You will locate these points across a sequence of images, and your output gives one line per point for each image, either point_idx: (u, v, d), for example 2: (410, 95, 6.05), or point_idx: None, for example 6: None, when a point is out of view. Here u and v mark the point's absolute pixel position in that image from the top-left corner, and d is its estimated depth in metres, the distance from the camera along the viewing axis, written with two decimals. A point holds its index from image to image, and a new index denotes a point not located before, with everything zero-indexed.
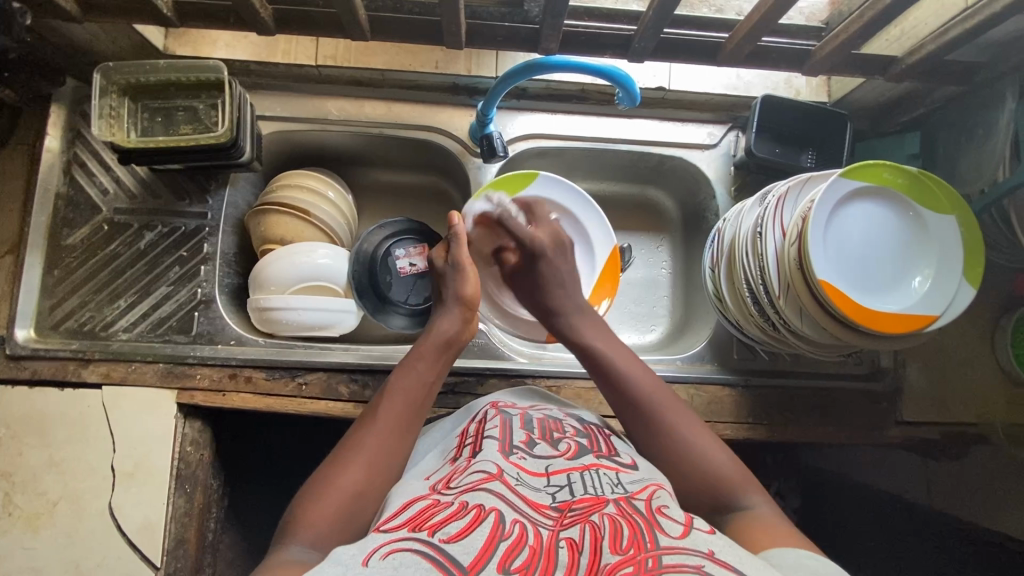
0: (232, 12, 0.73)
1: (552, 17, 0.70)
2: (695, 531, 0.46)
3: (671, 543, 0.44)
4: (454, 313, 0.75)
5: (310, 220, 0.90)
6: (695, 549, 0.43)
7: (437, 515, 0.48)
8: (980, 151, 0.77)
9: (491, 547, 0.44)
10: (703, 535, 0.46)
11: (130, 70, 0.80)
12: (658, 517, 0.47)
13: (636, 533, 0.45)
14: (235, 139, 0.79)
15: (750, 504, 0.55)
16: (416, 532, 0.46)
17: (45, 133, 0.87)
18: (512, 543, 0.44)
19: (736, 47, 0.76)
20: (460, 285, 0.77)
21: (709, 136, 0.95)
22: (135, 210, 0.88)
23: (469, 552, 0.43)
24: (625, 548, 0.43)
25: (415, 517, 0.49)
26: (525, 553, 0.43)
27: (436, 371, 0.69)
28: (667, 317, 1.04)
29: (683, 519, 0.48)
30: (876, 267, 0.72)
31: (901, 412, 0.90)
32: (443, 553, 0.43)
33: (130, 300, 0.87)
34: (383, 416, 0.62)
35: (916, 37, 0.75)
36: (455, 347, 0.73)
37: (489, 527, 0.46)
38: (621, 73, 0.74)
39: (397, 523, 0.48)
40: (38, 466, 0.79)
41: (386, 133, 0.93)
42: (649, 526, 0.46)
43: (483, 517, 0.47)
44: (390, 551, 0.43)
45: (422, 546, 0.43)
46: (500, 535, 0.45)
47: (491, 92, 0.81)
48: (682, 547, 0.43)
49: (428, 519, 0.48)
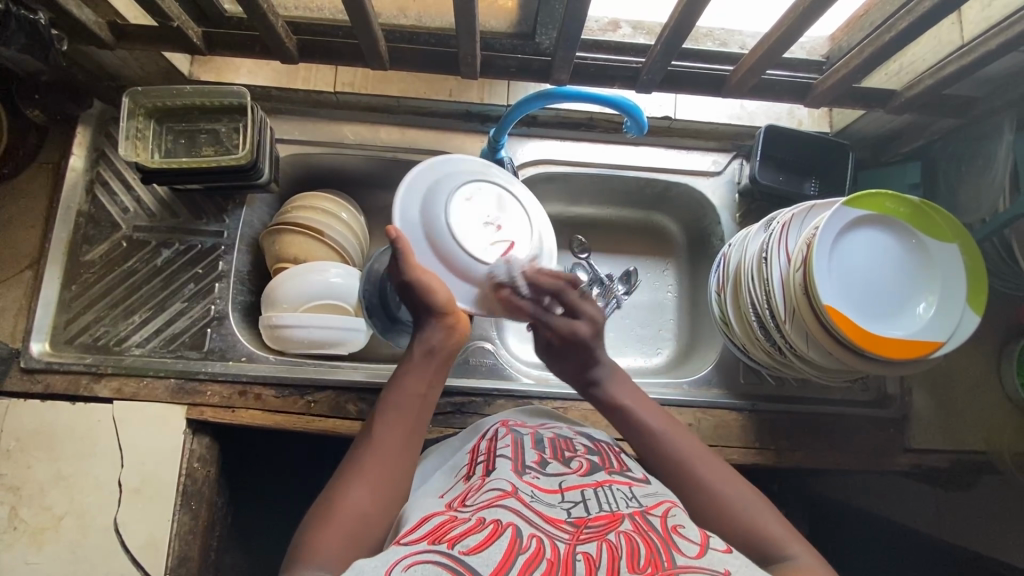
0: (257, 41, 0.76)
1: (565, 50, 0.73)
2: (711, 551, 0.47)
3: (688, 562, 0.44)
4: (434, 326, 0.71)
5: (323, 240, 0.92)
6: (711, 569, 0.44)
7: (455, 529, 0.49)
8: (980, 181, 0.79)
9: (510, 560, 0.44)
10: (719, 555, 0.46)
11: (157, 95, 0.84)
12: (673, 536, 0.48)
13: (653, 552, 0.45)
14: (255, 161, 0.82)
15: (791, 554, 0.54)
16: (435, 544, 0.46)
17: (70, 153, 0.90)
18: (530, 557, 0.45)
19: (741, 80, 0.78)
20: (429, 299, 0.70)
21: (713, 164, 0.98)
22: (153, 227, 0.91)
23: (489, 564, 0.43)
24: (643, 566, 0.44)
25: (434, 531, 0.49)
26: (543, 566, 0.44)
27: (429, 382, 0.68)
28: (673, 340, 1.04)
29: (699, 540, 0.48)
30: (888, 303, 0.73)
31: (909, 440, 0.90)
32: (464, 565, 0.43)
33: (144, 316, 0.88)
34: (380, 435, 0.63)
35: (915, 72, 0.78)
36: (445, 354, 0.71)
37: (507, 541, 0.46)
38: (629, 103, 0.76)
39: (417, 536, 0.49)
40: (46, 480, 0.79)
41: (399, 157, 0.96)
42: (665, 545, 0.46)
43: (501, 532, 0.47)
44: (412, 563, 0.43)
45: (441, 558, 0.44)
46: (519, 549, 0.45)
47: (504, 120, 0.83)
48: (699, 566, 0.44)
49: (446, 533, 0.48)
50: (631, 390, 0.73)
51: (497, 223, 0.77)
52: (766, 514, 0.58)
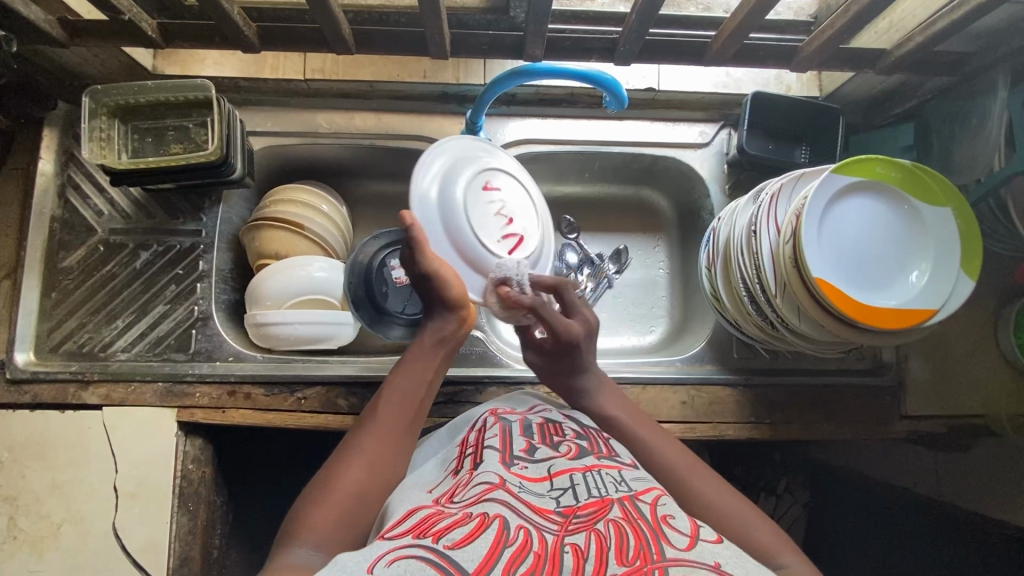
0: (215, 31, 0.73)
1: (536, 23, 0.69)
2: (701, 543, 0.46)
3: (677, 554, 0.43)
4: (445, 314, 0.70)
5: (303, 233, 0.90)
6: (701, 562, 0.43)
7: (441, 523, 0.48)
8: (973, 141, 0.77)
9: (496, 554, 0.43)
10: (710, 547, 0.46)
11: (119, 92, 0.81)
12: (663, 526, 0.47)
13: (642, 543, 0.45)
14: (225, 157, 0.80)
15: (784, 562, 0.53)
16: (420, 539, 0.46)
17: (38, 157, 0.87)
18: (516, 550, 0.44)
19: (722, 46, 0.75)
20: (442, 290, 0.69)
21: (701, 135, 0.95)
22: (129, 230, 0.89)
23: (473, 560, 0.43)
24: (631, 559, 0.43)
25: (419, 525, 0.49)
26: (530, 559, 0.43)
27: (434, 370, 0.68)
28: (666, 317, 1.03)
29: (689, 531, 0.47)
30: (880, 275, 0.71)
31: (905, 406, 0.89)
32: (448, 560, 0.42)
33: (127, 320, 0.87)
34: (384, 417, 0.63)
35: (904, 29, 0.75)
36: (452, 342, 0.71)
37: (493, 534, 0.46)
38: (606, 77, 0.73)
39: (401, 531, 0.48)
40: (42, 489, 0.79)
41: (377, 144, 0.93)
42: (655, 535, 0.46)
43: (488, 525, 0.47)
44: (395, 558, 0.43)
45: (426, 554, 0.43)
46: (505, 542, 0.45)
47: (479, 100, 0.80)
48: (688, 559, 0.43)
49: (431, 527, 0.48)
50: (627, 408, 0.72)
51: (508, 215, 0.76)
52: (758, 524, 0.57)
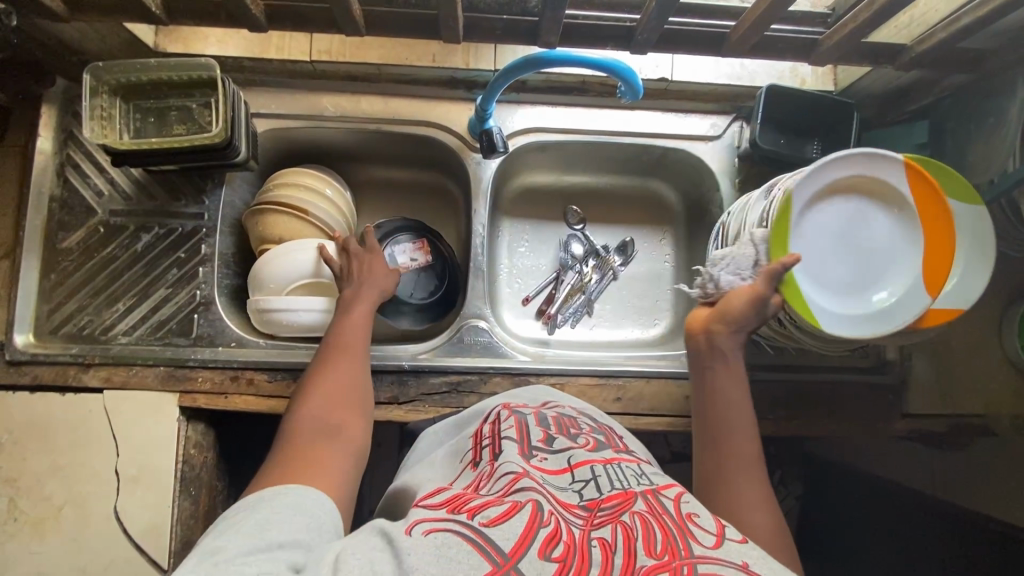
0: (221, 9, 0.71)
1: (552, 9, 0.68)
2: (727, 542, 0.46)
3: (704, 552, 0.44)
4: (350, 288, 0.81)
5: (308, 219, 0.89)
6: (729, 561, 0.43)
7: (474, 501, 0.49)
8: (988, 140, 0.76)
9: (531, 532, 0.44)
10: (737, 546, 0.45)
11: (120, 70, 0.78)
12: (688, 523, 0.47)
13: (671, 538, 0.45)
14: (230, 139, 0.78)
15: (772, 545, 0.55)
16: (455, 514, 0.46)
17: (37, 134, 0.85)
18: (550, 533, 0.44)
19: (742, 37, 0.73)
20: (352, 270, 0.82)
21: (712, 127, 0.94)
22: (130, 211, 0.87)
23: (509, 538, 0.43)
24: (660, 552, 0.43)
25: (452, 500, 0.49)
26: (562, 545, 0.43)
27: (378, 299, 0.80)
28: (669, 312, 1.02)
29: (715, 529, 0.47)
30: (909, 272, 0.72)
31: (907, 405, 0.90)
32: (484, 538, 0.43)
33: (128, 303, 0.86)
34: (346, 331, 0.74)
35: (926, 24, 0.74)
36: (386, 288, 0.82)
37: (528, 514, 0.46)
38: (623, 67, 0.72)
39: (436, 504, 0.49)
40: (43, 472, 0.79)
41: (383, 129, 0.91)
42: (681, 531, 0.46)
43: (521, 507, 0.47)
44: (432, 529, 0.44)
45: (462, 529, 0.44)
46: (539, 522, 0.45)
47: (491, 86, 0.79)
48: (716, 557, 0.43)
49: (465, 503, 0.48)
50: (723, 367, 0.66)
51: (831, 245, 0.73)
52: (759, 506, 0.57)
